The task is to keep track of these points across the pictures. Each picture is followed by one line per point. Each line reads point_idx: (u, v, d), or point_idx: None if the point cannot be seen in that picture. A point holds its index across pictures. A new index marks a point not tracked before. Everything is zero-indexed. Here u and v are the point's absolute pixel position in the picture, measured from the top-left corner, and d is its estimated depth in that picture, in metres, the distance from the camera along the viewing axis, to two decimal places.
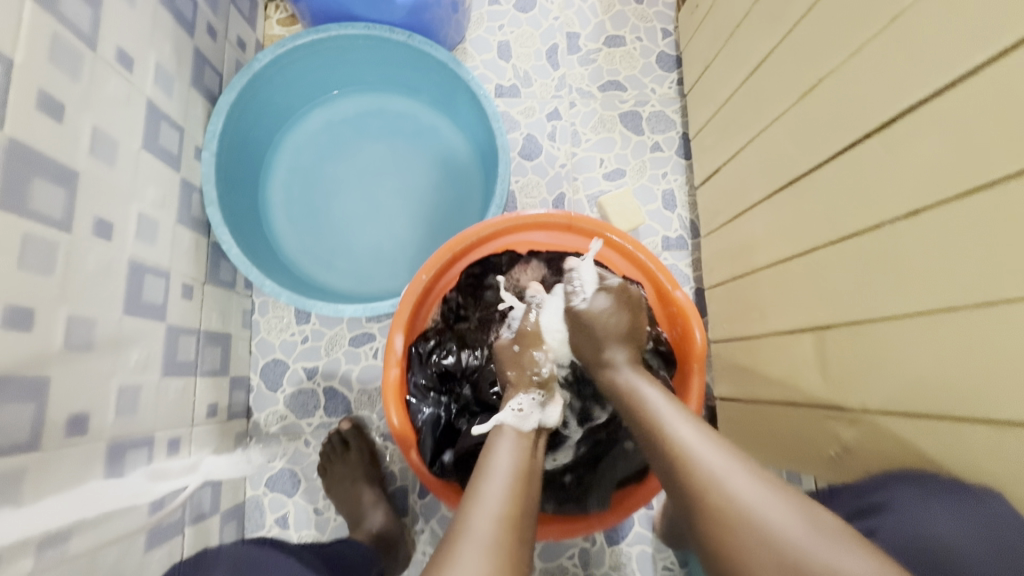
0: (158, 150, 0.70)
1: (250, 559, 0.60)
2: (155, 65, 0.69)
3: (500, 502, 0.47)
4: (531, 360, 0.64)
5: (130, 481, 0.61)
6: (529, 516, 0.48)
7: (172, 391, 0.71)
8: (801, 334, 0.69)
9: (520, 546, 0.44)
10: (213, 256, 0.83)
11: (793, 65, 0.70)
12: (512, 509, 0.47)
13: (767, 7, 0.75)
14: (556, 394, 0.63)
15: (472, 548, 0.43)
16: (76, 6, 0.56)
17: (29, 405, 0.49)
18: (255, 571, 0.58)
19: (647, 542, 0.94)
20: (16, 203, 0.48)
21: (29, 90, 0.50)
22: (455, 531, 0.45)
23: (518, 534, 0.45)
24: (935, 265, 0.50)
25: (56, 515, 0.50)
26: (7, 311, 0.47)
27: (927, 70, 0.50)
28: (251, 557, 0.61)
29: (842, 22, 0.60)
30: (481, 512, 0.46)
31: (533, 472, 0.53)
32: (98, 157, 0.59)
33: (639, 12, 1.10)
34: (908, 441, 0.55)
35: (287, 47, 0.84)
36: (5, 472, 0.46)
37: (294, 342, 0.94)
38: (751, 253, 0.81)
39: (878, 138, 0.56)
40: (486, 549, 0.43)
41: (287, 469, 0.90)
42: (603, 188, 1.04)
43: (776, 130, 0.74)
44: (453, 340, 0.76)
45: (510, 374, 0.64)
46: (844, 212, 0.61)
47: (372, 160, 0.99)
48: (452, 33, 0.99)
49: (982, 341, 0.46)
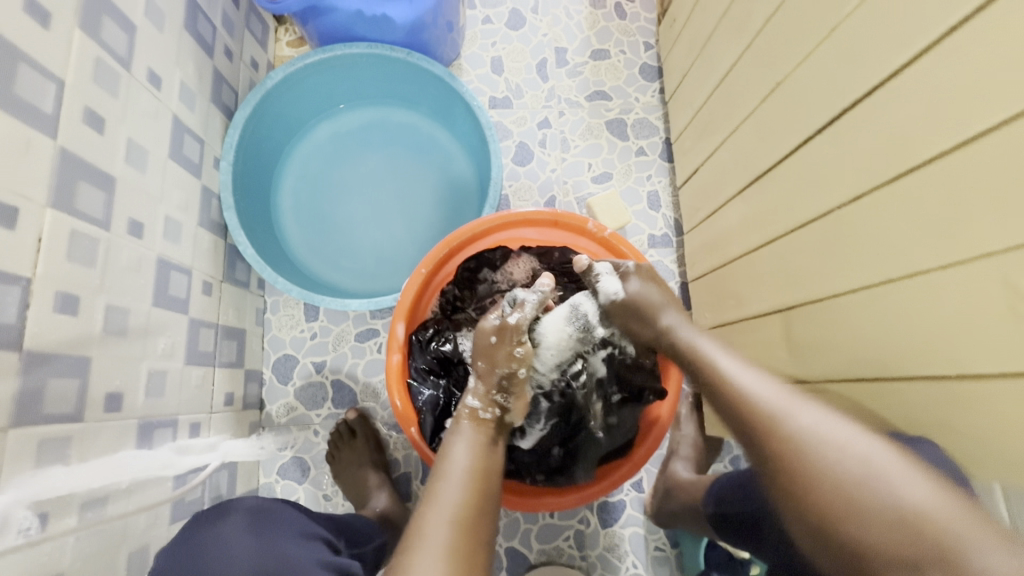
0: (183, 159, 0.78)
1: (260, 509, 0.65)
2: (180, 84, 0.77)
3: (456, 501, 0.50)
4: (506, 360, 0.63)
5: (158, 455, 0.68)
6: (484, 515, 0.50)
7: (194, 378, 0.77)
8: (771, 316, 0.75)
9: (474, 545, 0.47)
10: (230, 257, 0.90)
11: (756, 71, 0.77)
12: (466, 509, 0.50)
13: (733, 20, 0.82)
14: (521, 395, 0.64)
15: (427, 552, 0.45)
16: (115, 33, 0.64)
17: (74, 381, 0.56)
18: (268, 527, 0.62)
19: (639, 524, 0.99)
20: (66, 204, 0.56)
21: (77, 106, 0.58)
22: (411, 535, 0.48)
23: (471, 534, 0.48)
24: (875, 243, 0.56)
25: (95, 480, 0.57)
26: (59, 297, 0.55)
27: (862, 73, 0.57)
28: (261, 506, 0.66)
29: (794, 32, 0.67)
30: (435, 516, 0.48)
31: (489, 467, 0.56)
32: (132, 165, 0.67)
33: (622, 27, 1.18)
34: (862, 405, 0.60)
35: (297, 66, 0.92)
36: (56, 437, 0.53)
37: (304, 338, 1.00)
38: (728, 244, 0.87)
39: (825, 134, 0.63)
40: (439, 552, 0.45)
41: (298, 456, 0.96)
42: (592, 190, 1.10)
43: (744, 131, 0.81)
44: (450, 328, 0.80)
45: (478, 366, 0.64)
46: (802, 201, 0.67)
47: (376, 168, 1.07)
48: (448, 50, 1.07)
49: (914, 308, 0.52)
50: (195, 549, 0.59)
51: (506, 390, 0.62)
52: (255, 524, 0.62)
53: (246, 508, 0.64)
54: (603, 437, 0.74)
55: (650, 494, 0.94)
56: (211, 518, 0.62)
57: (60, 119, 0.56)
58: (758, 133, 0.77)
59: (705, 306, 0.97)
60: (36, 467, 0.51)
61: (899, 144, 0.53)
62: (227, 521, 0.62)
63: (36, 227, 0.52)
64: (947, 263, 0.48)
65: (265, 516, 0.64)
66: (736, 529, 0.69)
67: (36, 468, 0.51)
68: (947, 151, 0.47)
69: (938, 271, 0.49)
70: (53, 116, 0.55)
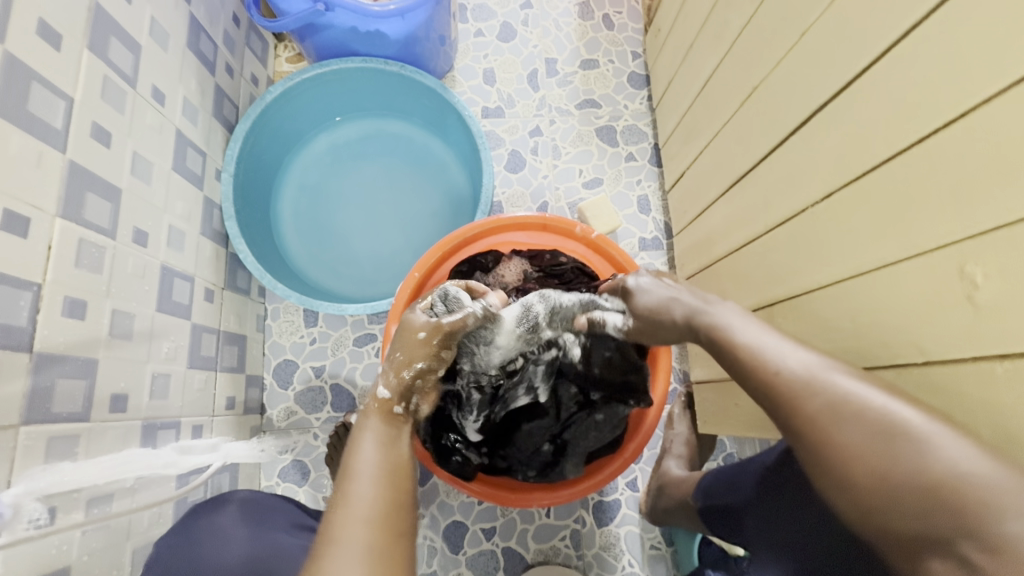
0: (186, 171, 0.81)
1: (258, 503, 0.70)
2: (183, 99, 0.81)
3: (370, 501, 0.44)
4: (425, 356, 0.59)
5: (162, 454, 0.70)
6: (402, 508, 0.45)
7: (196, 382, 0.80)
8: (755, 312, 0.77)
9: (390, 542, 0.42)
10: (231, 265, 0.93)
11: (734, 77, 0.80)
12: (380, 502, 0.44)
13: (712, 29, 0.85)
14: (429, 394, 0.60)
15: (341, 556, 0.40)
16: (122, 53, 0.68)
17: (81, 381, 0.59)
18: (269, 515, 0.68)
19: (635, 523, 1.00)
20: (75, 213, 0.59)
21: (86, 121, 0.62)
22: (322, 537, 0.42)
23: (387, 529, 0.43)
24: (846, 239, 0.58)
25: (100, 475, 0.59)
26: (68, 302, 0.58)
27: (830, 76, 0.60)
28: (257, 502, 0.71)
29: (768, 38, 0.70)
30: (349, 515, 0.43)
31: (404, 456, 0.50)
32: (138, 177, 0.70)
33: (610, 37, 1.21)
34: None
35: (295, 81, 0.96)
36: (64, 435, 0.56)
37: (303, 344, 1.03)
38: (714, 244, 0.90)
39: (799, 135, 0.65)
40: (361, 555, 0.41)
41: (298, 460, 0.98)
42: (583, 195, 1.13)
43: (726, 134, 0.83)
44: None
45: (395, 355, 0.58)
46: (780, 201, 0.70)
47: (373, 177, 1.10)
48: (441, 63, 1.11)
49: (883, 299, 0.54)
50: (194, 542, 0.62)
51: (416, 390, 0.58)
52: (249, 513, 0.67)
53: (238, 501, 0.69)
54: (590, 434, 0.76)
55: (643, 492, 0.95)
56: (208, 510, 0.67)
57: (69, 134, 0.59)
58: (738, 136, 0.80)
59: None
60: (46, 463, 0.53)
61: (864, 143, 0.55)
62: (223, 511, 0.66)
63: (47, 235, 0.55)
64: (910, 255, 0.50)
65: (257, 508, 0.69)
66: (720, 520, 0.70)
67: (45, 464, 0.53)
68: (907, 148, 0.50)
69: (903, 263, 0.51)
70: (63, 131, 0.58)
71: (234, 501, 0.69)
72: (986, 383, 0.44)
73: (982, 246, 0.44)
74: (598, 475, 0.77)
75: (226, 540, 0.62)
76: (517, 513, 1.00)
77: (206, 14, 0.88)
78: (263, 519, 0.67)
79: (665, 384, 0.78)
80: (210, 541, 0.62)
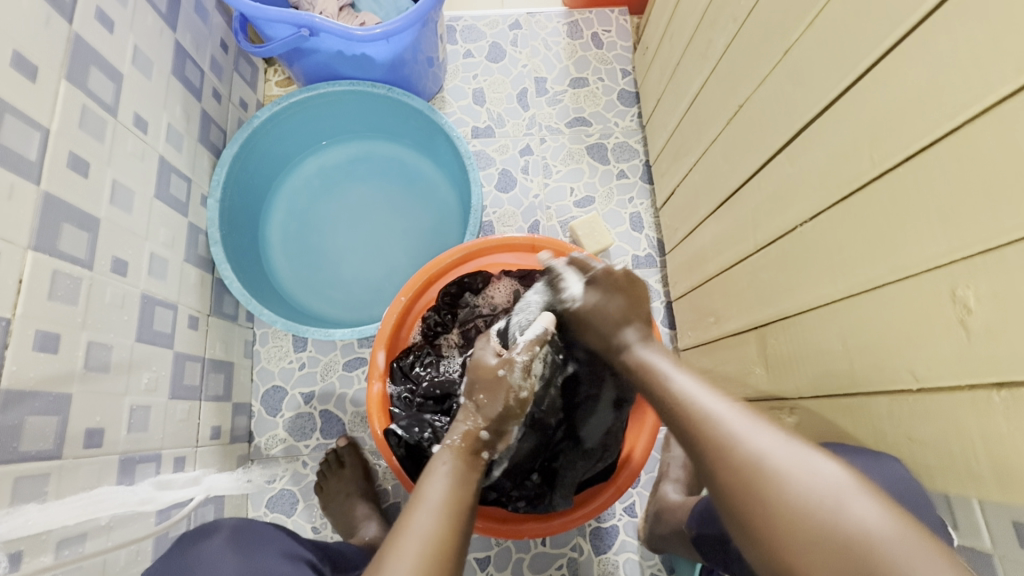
0: (169, 198, 0.81)
1: (249, 527, 0.64)
2: (167, 126, 0.81)
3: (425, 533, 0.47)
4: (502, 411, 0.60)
5: (138, 489, 0.68)
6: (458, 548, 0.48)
7: (179, 412, 0.78)
8: (749, 333, 0.75)
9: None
10: (218, 290, 0.92)
11: (721, 93, 0.79)
12: (439, 537, 0.47)
13: (699, 47, 0.85)
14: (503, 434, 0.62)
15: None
16: (102, 82, 0.68)
17: (53, 418, 0.57)
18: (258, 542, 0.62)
19: (634, 550, 0.97)
20: (49, 245, 0.58)
21: (62, 152, 0.61)
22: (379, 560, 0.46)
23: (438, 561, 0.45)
24: (837, 258, 0.57)
25: (72, 515, 0.57)
26: (40, 336, 0.56)
27: (814, 94, 0.59)
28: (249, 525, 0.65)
29: (753, 55, 0.70)
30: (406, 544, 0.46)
31: (469, 499, 0.52)
32: (117, 206, 0.69)
33: (600, 56, 1.21)
34: (836, 421, 0.60)
35: (283, 105, 0.96)
36: (33, 474, 0.54)
37: (292, 369, 1.01)
38: (705, 262, 0.89)
39: (785, 152, 0.65)
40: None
41: (286, 489, 0.96)
42: (575, 214, 1.12)
43: (715, 150, 0.83)
44: (430, 353, 0.81)
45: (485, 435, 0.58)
46: (770, 219, 0.69)
47: (362, 199, 1.09)
48: (430, 84, 1.11)
49: (878, 321, 0.52)
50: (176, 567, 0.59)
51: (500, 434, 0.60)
52: (239, 541, 0.61)
53: (228, 527, 0.63)
54: (578, 462, 0.75)
55: (641, 518, 0.92)
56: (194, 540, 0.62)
57: (44, 164, 0.58)
58: (727, 153, 0.79)
59: (687, 325, 0.98)
60: (10, 505, 0.52)
61: (851, 162, 0.54)
62: (208, 540, 0.60)
63: (17, 268, 0.54)
64: (900, 276, 0.49)
65: (247, 534, 0.63)
66: (714, 549, 0.68)
67: (10, 506, 0.52)
68: (893, 166, 0.49)
69: (893, 283, 0.50)
70: (38, 162, 0.58)
71: (223, 528, 0.63)
72: (982, 411, 0.43)
73: (972, 267, 0.42)
74: (591, 503, 0.75)
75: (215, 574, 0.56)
76: (512, 542, 0.97)
77: (193, 42, 0.89)
78: (252, 547, 0.61)
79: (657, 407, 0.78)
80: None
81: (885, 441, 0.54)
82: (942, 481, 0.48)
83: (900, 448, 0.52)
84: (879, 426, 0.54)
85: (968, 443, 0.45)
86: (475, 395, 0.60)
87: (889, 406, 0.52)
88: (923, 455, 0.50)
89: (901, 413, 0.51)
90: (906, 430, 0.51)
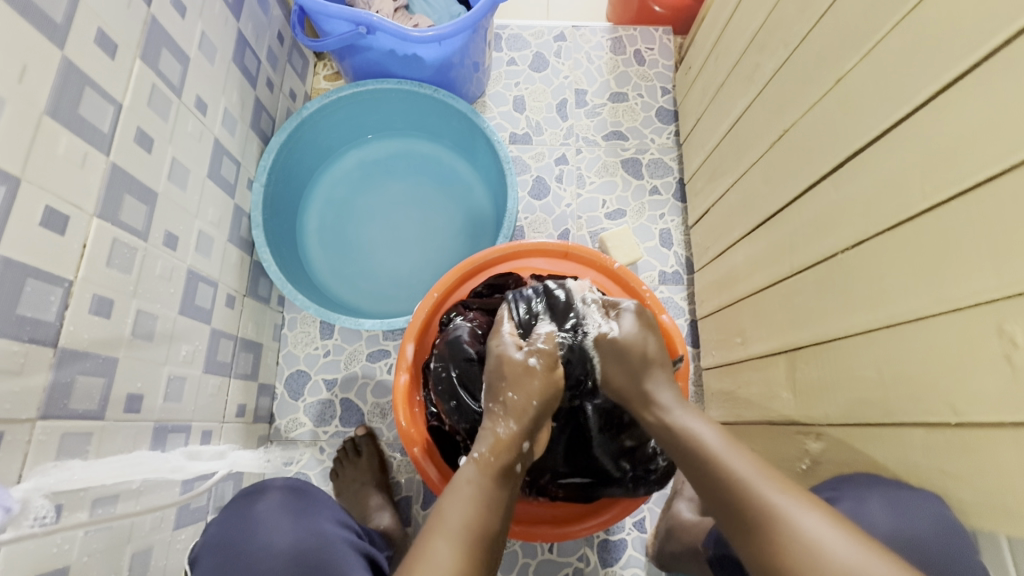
0: (220, 178, 0.83)
1: (300, 492, 0.66)
2: (223, 110, 0.84)
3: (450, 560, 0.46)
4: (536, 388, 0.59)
5: (170, 457, 0.70)
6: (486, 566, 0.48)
7: (210, 386, 0.80)
8: (776, 356, 0.76)
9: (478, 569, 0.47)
10: (254, 272, 0.94)
11: (765, 117, 0.80)
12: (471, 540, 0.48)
13: (744, 70, 0.87)
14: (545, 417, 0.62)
15: (444, 544, 0.47)
16: (170, 64, 0.71)
17: (99, 379, 0.59)
18: (309, 510, 0.64)
19: (640, 566, 0.96)
20: (112, 214, 0.61)
21: (131, 126, 0.64)
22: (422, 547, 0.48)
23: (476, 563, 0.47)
24: (874, 287, 0.57)
25: (111, 475, 0.59)
26: (95, 300, 0.59)
27: (861, 126, 0.60)
28: (299, 488, 0.67)
29: (802, 84, 0.71)
30: (444, 533, 0.48)
31: (492, 521, 0.51)
32: (174, 182, 0.72)
33: (641, 72, 1.23)
34: (861, 450, 0.60)
35: (332, 98, 0.98)
36: (78, 432, 0.56)
37: (317, 355, 1.03)
38: (736, 282, 0.89)
39: (829, 179, 0.65)
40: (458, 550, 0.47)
41: (302, 472, 0.97)
42: (605, 226, 1.13)
43: (754, 172, 0.83)
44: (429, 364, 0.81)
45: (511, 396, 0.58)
46: (807, 247, 0.69)
47: (398, 195, 1.12)
48: (473, 88, 1.14)
49: (919, 352, 0.52)
50: (237, 533, 0.60)
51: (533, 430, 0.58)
52: (294, 503, 0.64)
53: (281, 488, 0.66)
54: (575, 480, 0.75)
55: (651, 535, 0.91)
56: (248, 499, 0.64)
57: (114, 137, 0.61)
58: (767, 176, 0.79)
59: (712, 344, 0.98)
60: (57, 459, 0.54)
61: (899, 194, 0.54)
62: (265, 499, 0.64)
63: (82, 234, 0.57)
64: (945, 309, 0.49)
65: (303, 496, 0.65)
66: (732, 571, 0.67)
67: (55, 460, 0.54)
68: (944, 201, 0.49)
69: (937, 317, 0.50)
70: (108, 135, 0.61)
71: (275, 489, 0.66)
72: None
73: (1020, 305, 0.42)
74: (590, 521, 0.75)
75: (273, 534, 0.60)
76: (519, 546, 0.97)
77: (253, 31, 0.92)
78: (308, 508, 0.64)
79: None
80: (256, 533, 0.60)
81: (918, 473, 0.54)
82: (977, 519, 0.48)
83: (933, 487, 0.52)
84: (905, 455, 0.55)
85: (1009, 482, 0.44)
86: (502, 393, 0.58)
87: (921, 440, 0.52)
88: (955, 490, 0.50)
89: (935, 446, 0.51)
90: (941, 464, 0.51)
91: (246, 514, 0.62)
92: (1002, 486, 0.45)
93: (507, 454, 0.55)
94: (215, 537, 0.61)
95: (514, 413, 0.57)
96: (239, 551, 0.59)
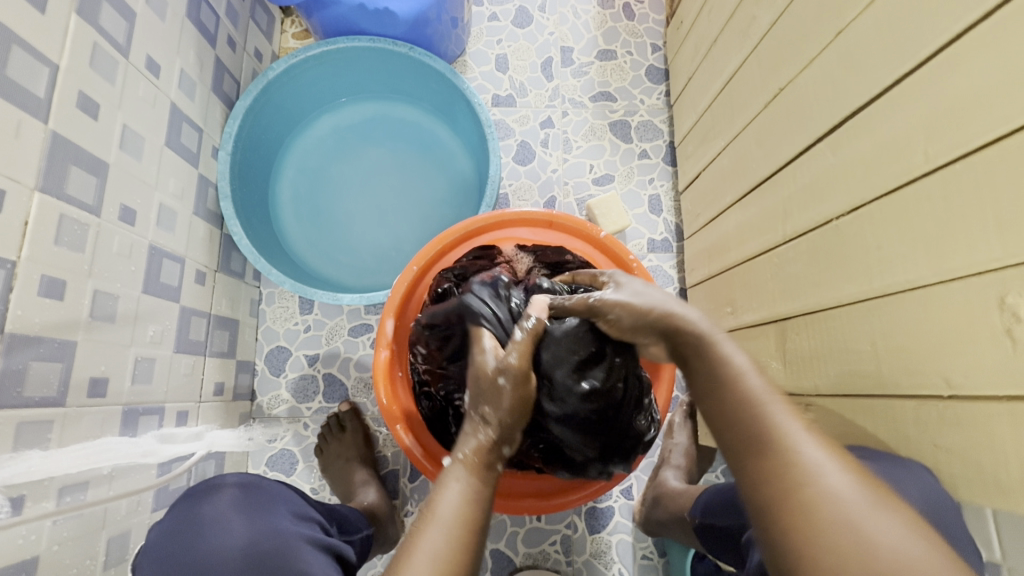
0: (180, 147, 0.78)
1: (253, 489, 0.64)
2: (180, 72, 0.78)
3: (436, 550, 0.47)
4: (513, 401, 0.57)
5: (142, 442, 0.68)
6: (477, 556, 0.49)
7: (183, 366, 0.77)
8: (766, 326, 0.75)
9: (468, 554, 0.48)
10: (225, 247, 0.90)
11: (759, 74, 0.76)
12: (461, 527, 0.49)
13: (738, 24, 0.82)
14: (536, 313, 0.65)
15: (435, 529, 0.48)
16: (114, 20, 0.64)
17: (57, 364, 0.56)
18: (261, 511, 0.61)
19: (627, 532, 0.97)
20: (56, 187, 0.56)
21: (72, 90, 0.58)
22: (410, 542, 0.48)
23: (465, 543, 0.48)
24: (875, 256, 0.54)
25: (77, 462, 0.57)
26: (45, 281, 0.55)
27: (861, 84, 0.56)
28: (254, 485, 0.65)
29: (800, 37, 0.66)
30: (434, 522, 0.49)
31: (480, 517, 0.51)
32: (126, 152, 0.67)
33: (630, 27, 1.16)
34: (851, 421, 0.60)
35: (300, 57, 0.92)
36: (37, 420, 0.54)
37: (297, 331, 1.00)
38: (727, 250, 0.86)
39: (826, 141, 0.62)
40: (447, 534, 0.48)
41: (286, 449, 0.96)
42: (592, 192, 1.09)
43: (747, 134, 0.80)
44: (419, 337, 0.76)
45: (484, 409, 0.57)
46: (801, 213, 0.66)
47: (376, 163, 1.06)
48: (452, 46, 1.07)
49: (912, 324, 0.50)
50: (184, 539, 0.57)
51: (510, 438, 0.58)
52: (246, 500, 0.61)
53: (234, 486, 0.63)
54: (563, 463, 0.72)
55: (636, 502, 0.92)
56: (199, 496, 0.61)
57: (52, 103, 0.56)
58: (761, 138, 0.76)
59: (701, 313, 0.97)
60: (14, 450, 0.51)
61: (899, 157, 0.51)
62: (216, 497, 0.61)
63: (24, 210, 0.53)
64: (943, 278, 0.47)
65: (255, 494, 0.63)
66: (719, 541, 0.67)
67: (13, 452, 0.51)
68: (948, 163, 0.46)
69: (935, 287, 0.48)
70: (45, 100, 0.55)
71: (226, 487, 0.63)
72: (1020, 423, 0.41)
73: None
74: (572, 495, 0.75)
75: (224, 533, 0.57)
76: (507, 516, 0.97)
77: None
78: (260, 506, 0.61)
79: (666, 397, 0.76)
80: (204, 532, 0.57)
81: (908, 444, 0.53)
82: (968, 492, 0.47)
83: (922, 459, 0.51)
84: (897, 427, 0.54)
85: (1001, 454, 0.43)
86: (480, 405, 0.58)
87: (913, 413, 0.51)
88: (945, 461, 0.49)
89: (927, 419, 0.50)
90: (932, 437, 0.50)
91: (191, 517, 0.59)
92: (995, 460, 0.44)
93: (493, 454, 0.56)
94: (157, 545, 0.57)
95: (491, 422, 0.57)
96: (186, 554, 0.55)
